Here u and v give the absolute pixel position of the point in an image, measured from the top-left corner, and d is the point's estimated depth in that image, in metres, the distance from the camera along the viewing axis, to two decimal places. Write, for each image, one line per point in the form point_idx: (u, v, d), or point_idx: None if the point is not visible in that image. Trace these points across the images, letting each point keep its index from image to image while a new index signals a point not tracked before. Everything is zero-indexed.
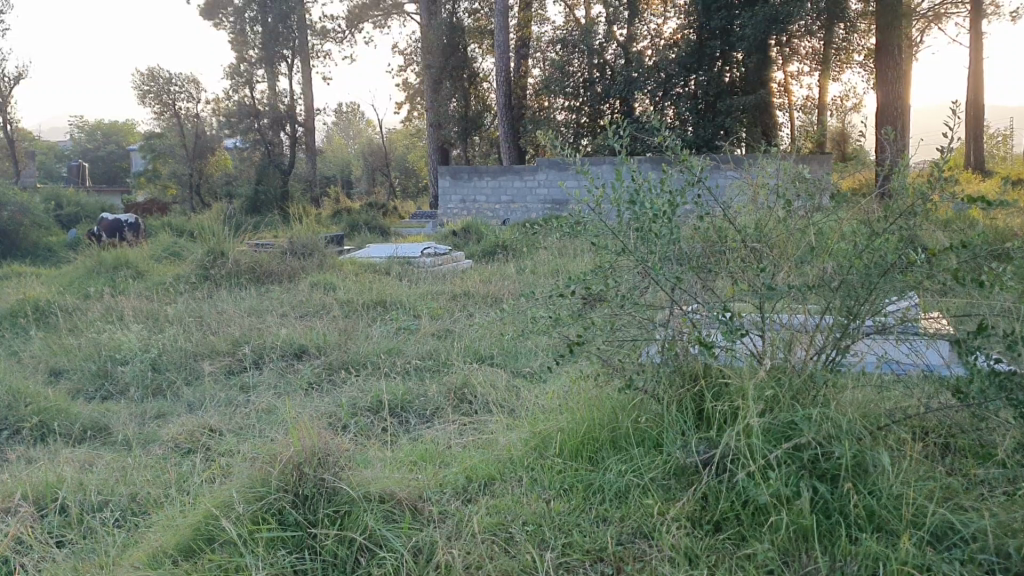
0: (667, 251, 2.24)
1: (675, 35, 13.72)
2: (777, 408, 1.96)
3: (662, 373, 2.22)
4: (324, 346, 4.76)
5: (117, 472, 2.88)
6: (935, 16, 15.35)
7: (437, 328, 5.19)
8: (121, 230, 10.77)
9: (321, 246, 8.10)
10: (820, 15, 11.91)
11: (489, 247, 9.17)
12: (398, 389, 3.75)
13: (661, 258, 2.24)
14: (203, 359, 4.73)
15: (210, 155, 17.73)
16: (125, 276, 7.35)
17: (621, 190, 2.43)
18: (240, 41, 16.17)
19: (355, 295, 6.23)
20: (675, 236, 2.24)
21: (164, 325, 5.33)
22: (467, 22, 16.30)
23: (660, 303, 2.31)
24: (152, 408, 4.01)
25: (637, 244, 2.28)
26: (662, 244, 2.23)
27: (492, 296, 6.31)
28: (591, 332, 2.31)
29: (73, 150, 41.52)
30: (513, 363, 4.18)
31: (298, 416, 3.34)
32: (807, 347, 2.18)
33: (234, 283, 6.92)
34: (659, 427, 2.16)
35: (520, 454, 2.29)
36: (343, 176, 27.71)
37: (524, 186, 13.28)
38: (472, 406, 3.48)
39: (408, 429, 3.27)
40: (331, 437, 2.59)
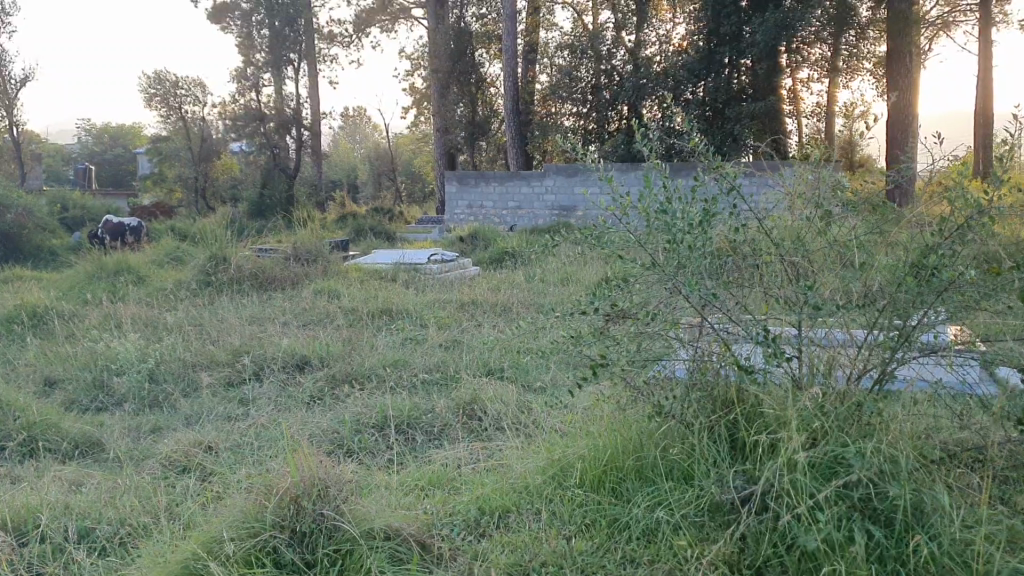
0: (701, 266, 2.06)
1: (684, 41, 13.62)
2: (823, 439, 1.79)
3: (692, 397, 2.04)
4: (328, 358, 4.59)
5: (106, 493, 2.72)
6: (942, 24, 15.24)
7: (445, 338, 5.02)
8: (124, 234, 10.62)
9: (326, 252, 7.93)
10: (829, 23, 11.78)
11: (497, 254, 9.01)
12: (404, 405, 3.61)
13: (695, 273, 2.06)
14: (201, 369, 4.56)
15: (216, 158, 17.60)
16: (126, 281, 7.20)
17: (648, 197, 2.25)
18: (247, 45, 16.04)
19: (360, 303, 6.07)
20: (707, 249, 2.07)
21: (162, 333, 5.17)
22: (475, 27, 16.20)
23: (690, 320, 2.13)
24: (148, 421, 3.85)
25: (667, 256, 2.10)
26: (694, 256, 2.06)
27: (501, 305, 6.14)
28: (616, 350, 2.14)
29: (80, 154, 41.51)
30: (523, 377, 4.02)
31: (299, 438, 3.18)
32: (851, 370, 2.00)
33: (235, 289, 6.76)
34: (690, 458, 1.98)
35: (536, 483, 2.11)
36: (348, 181, 27.62)
37: (532, 192, 13.11)
38: (485, 428, 3.34)
39: (419, 451, 3.11)
40: (331, 463, 2.42)
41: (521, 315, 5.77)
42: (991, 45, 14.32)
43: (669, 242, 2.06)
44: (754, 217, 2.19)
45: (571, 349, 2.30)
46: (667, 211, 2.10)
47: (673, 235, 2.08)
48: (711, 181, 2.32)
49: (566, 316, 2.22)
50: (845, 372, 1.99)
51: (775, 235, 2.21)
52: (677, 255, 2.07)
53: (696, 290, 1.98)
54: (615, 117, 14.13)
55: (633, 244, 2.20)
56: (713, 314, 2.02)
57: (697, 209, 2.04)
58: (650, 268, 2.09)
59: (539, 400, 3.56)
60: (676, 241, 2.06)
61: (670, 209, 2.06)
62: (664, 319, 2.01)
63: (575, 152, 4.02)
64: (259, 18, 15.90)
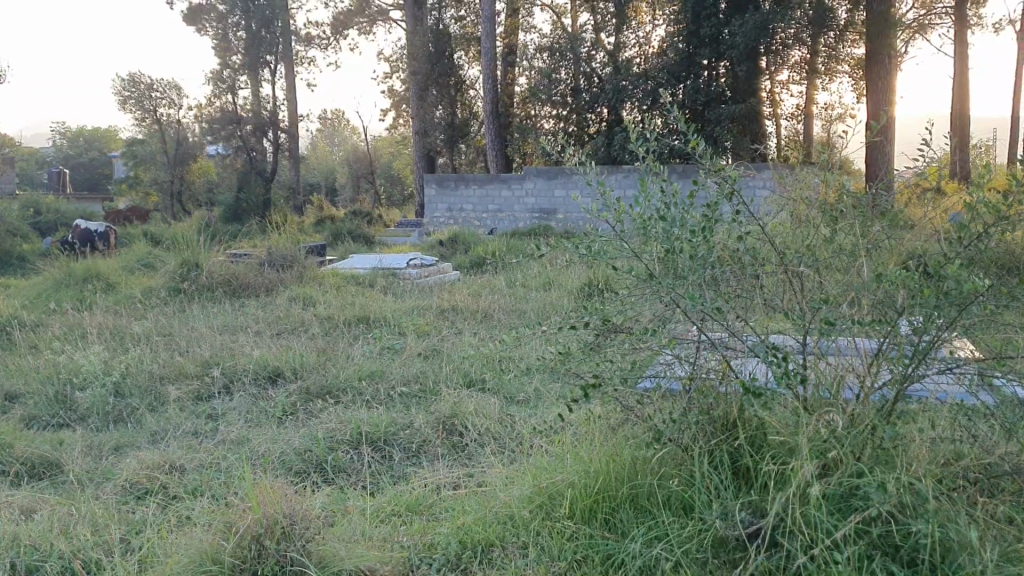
0: (701, 277, 1.92)
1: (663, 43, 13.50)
2: (838, 468, 1.64)
3: (692, 419, 1.89)
4: (301, 369, 4.41)
5: (58, 521, 2.52)
6: (918, 26, 15.29)
7: (424, 347, 4.86)
8: (94, 239, 10.34)
9: (302, 257, 7.74)
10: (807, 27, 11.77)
11: (476, 258, 8.86)
12: (380, 419, 3.50)
13: (694, 286, 1.91)
14: (168, 382, 4.36)
15: (192, 162, 17.33)
16: (95, 288, 6.97)
17: (643, 203, 2.11)
18: (223, 47, 15.77)
19: (336, 310, 5.89)
20: (709, 261, 1.93)
21: (129, 343, 4.96)
22: (454, 29, 16.03)
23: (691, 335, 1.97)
24: (110, 439, 3.65)
25: (665, 268, 1.96)
26: (694, 266, 1.92)
27: (482, 311, 5.98)
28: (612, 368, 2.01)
29: (54, 157, 40.99)
30: (505, 390, 3.89)
31: (267, 466, 3.01)
32: (861, 384, 1.86)
33: (208, 297, 6.56)
34: (690, 487, 1.83)
35: (522, 515, 1.94)
36: (326, 184, 27.42)
37: (512, 194, 12.95)
38: (470, 456, 3.11)
39: (397, 478, 2.93)
40: (297, 497, 2.24)
41: (502, 323, 5.62)
42: (966, 46, 14.31)
43: (667, 251, 1.92)
44: (758, 225, 2.05)
45: (561, 366, 2.15)
46: (666, 216, 1.96)
47: (669, 244, 1.94)
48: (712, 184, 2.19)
49: (555, 331, 2.07)
50: (855, 386, 1.85)
51: (780, 244, 2.08)
52: (677, 264, 1.92)
53: (699, 303, 1.84)
54: (594, 120, 14.06)
55: (629, 254, 2.06)
56: (716, 328, 1.87)
57: (700, 217, 1.89)
58: (647, 282, 1.95)
59: (525, 420, 3.40)
60: (675, 251, 1.93)
61: (670, 217, 1.92)
62: (658, 335, 1.87)
63: (559, 154, 3.87)
64: (235, 20, 15.67)
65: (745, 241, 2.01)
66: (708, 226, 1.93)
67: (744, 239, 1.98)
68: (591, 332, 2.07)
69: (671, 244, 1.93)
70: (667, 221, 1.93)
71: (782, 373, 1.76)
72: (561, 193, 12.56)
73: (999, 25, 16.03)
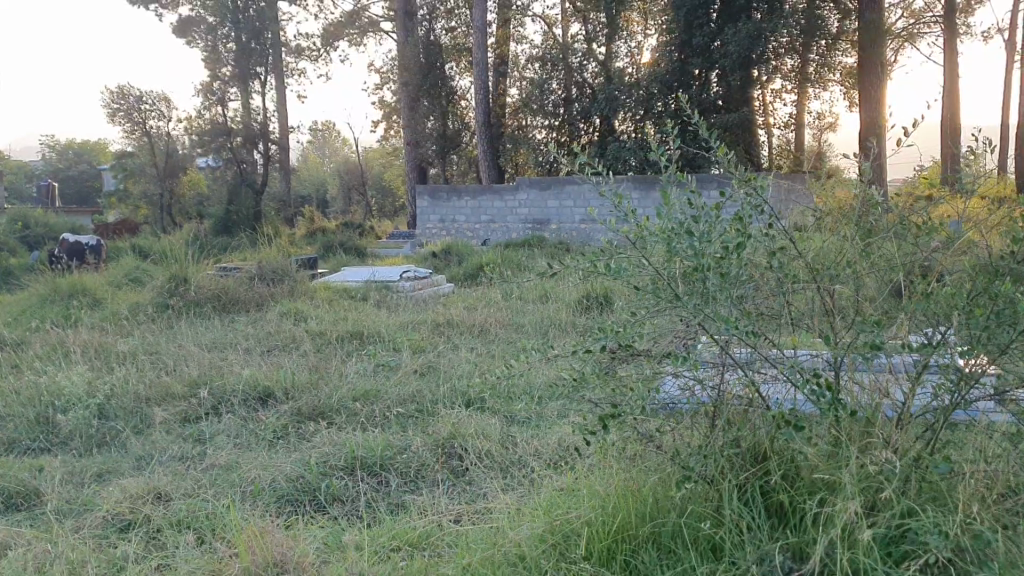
0: (731, 297, 1.79)
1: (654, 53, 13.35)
2: (887, 508, 1.51)
3: (722, 452, 1.75)
4: (293, 389, 4.23)
5: (34, 561, 2.37)
6: (907, 36, 15.35)
7: (420, 364, 4.71)
8: (84, 253, 10.20)
9: (293, 270, 7.57)
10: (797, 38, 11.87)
11: (471, 270, 8.72)
12: (376, 442, 3.36)
13: (722, 307, 1.78)
14: (155, 404, 4.19)
15: (182, 174, 17.17)
16: (81, 304, 6.79)
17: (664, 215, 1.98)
18: (213, 58, 15.58)
19: (328, 326, 5.72)
20: (739, 277, 1.79)
21: (114, 363, 4.78)
22: (444, 39, 15.95)
23: (719, 360, 1.84)
24: (93, 465, 3.48)
25: (691, 286, 1.82)
26: (720, 286, 1.78)
27: (478, 326, 5.81)
28: (636, 394, 1.87)
29: (43, 170, 40.75)
30: (505, 410, 3.76)
31: (254, 503, 2.86)
32: (903, 408, 1.74)
33: (197, 312, 6.39)
34: (720, 527, 1.69)
35: (533, 556, 1.78)
36: (318, 196, 27.31)
37: (505, 205, 12.81)
38: (472, 488, 2.97)
39: (396, 513, 2.79)
40: (284, 544, 2.12)
41: (500, 338, 5.47)
42: (956, 56, 14.23)
43: (693, 269, 1.78)
44: (790, 241, 1.92)
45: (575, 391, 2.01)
46: (692, 232, 1.82)
47: (696, 260, 1.80)
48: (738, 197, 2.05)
49: (569, 355, 1.92)
50: (895, 408, 1.73)
51: (814, 261, 1.94)
52: (704, 284, 1.79)
53: (734, 327, 1.70)
54: (585, 130, 13.98)
55: (649, 271, 1.92)
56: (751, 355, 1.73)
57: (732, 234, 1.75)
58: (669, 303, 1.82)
59: (529, 448, 3.25)
60: (702, 268, 1.79)
61: (699, 235, 1.78)
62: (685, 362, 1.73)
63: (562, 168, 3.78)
64: (225, 31, 15.52)
65: (777, 258, 1.87)
66: (741, 243, 1.78)
67: (775, 258, 1.84)
68: (606, 356, 1.94)
69: (697, 261, 1.79)
70: (693, 235, 1.79)
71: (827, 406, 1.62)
72: (556, 204, 12.43)
73: (989, 33, 15.98)
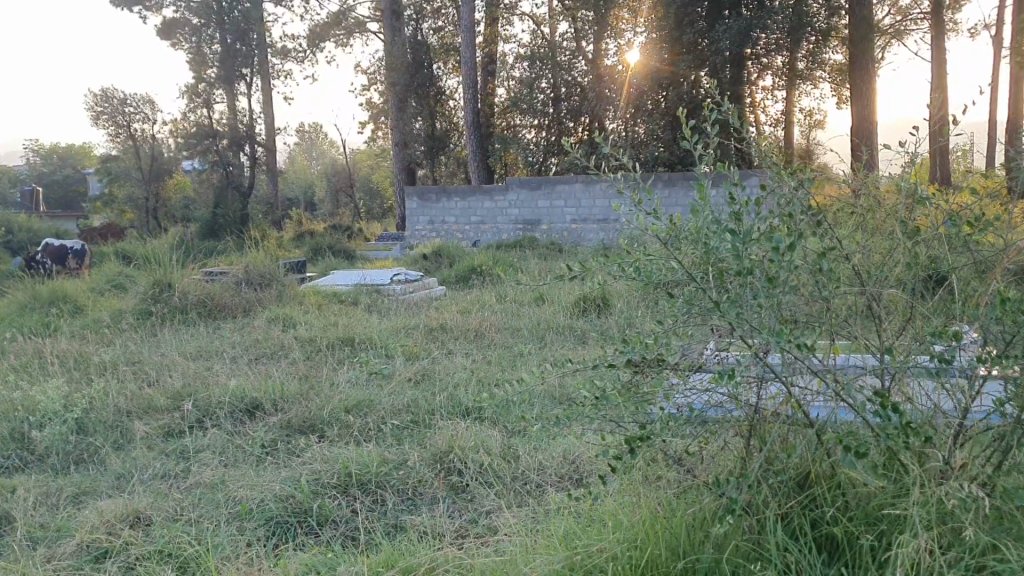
0: (778, 307, 1.67)
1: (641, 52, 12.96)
2: (959, 548, 1.43)
3: (766, 480, 1.64)
4: (282, 400, 4.04)
5: None
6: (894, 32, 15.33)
7: (414, 372, 4.53)
8: (67, 257, 9.96)
9: (281, 275, 7.36)
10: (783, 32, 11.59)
11: (463, 272, 8.53)
12: (370, 457, 3.18)
13: (767, 318, 1.66)
14: (136, 417, 3.99)
15: (167, 177, 16.91)
16: (62, 312, 6.57)
17: (699, 213, 1.84)
18: (198, 60, 15.38)
19: (319, 332, 5.52)
20: (787, 285, 1.66)
21: (94, 374, 4.56)
22: (432, 40, 15.78)
23: (761, 376, 1.72)
24: (69, 485, 3.28)
25: (735, 296, 1.70)
26: (767, 294, 1.64)
27: (473, 331, 5.63)
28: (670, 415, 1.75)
29: (29, 175, 40.29)
30: (504, 421, 3.60)
31: (240, 531, 2.69)
32: (957, 419, 1.65)
33: (183, 319, 6.18)
34: (767, 560, 1.58)
35: None
36: (304, 199, 27.04)
37: (495, 206, 12.62)
38: (475, 507, 2.83)
39: (394, 538, 2.61)
40: None
41: (496, 343, 5.29)
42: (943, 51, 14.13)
43: (740, 274, 1.62)
44: (836, 244, 1.81)
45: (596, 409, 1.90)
46: (735, 232, 1.66)
47: (740, 262, 1.64)
48: (775, 191, 1.91)
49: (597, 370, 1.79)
50: (951, 422, 1.65)
51: (858, 267, 1.84)
52: (750, 292, 1.65)
53: (785, 341, 1.56)
54: (575, 129, 14.10)
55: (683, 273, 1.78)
56: (805, 372, 1.61)
57: (782, 238, 1.60)
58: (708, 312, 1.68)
59: (535, 462, 3.10)
60: (748, 272, 1.66)
61: (746, 239, 1.62)
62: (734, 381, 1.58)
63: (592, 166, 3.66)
64: (211, 33, 15.32)
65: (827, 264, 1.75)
66: (791, 248, 1.63)
67: (825, 263, 1.71)
68: (633, 370, 1.81)
69: (741, 263, 1.62)
70: (741, 238, 1.63)
71: (898, 432, 1.50)
72: (547, 204, 12.25)
73: (974, 29, 15.90)
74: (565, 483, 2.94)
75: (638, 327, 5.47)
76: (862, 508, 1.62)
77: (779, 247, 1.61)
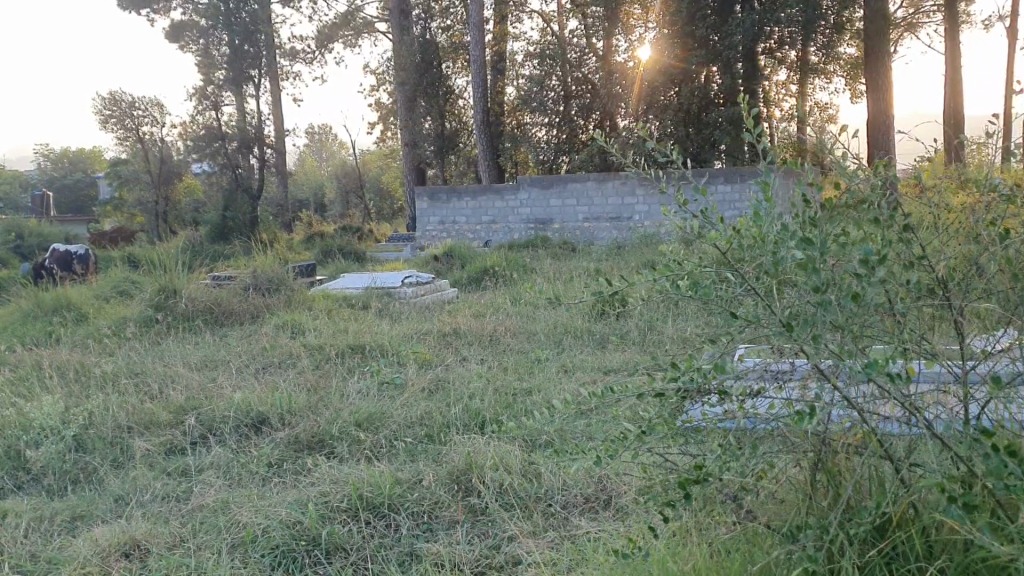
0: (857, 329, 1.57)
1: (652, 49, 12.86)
2: None
3: (849, 527, 1.55)
4: (290, 414, 3.84)
5: None
6: (907, 25, 15.08)
7: (429, 379, 4.35)
8: (72, 263, 9.80)
9: (290, 279, 7.17)
10: (796, 27, 11.29)
11: (475, 273, 8.32)
12: (382, 477, 2.97)
13: (845, 341, 1.56)
14: (137, 432, 3.80)
15: (177, 180, 16.77)
16: (66, 320, 6.40)
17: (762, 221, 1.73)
18: (206, 63, 15.24)
19: (328, 339, 5.31)
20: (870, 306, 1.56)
21: (95, 386, 4.38)
22: (441, 39, 15.62)
23: (839, 401, 1.62)
24: (65, 508, 3.10)
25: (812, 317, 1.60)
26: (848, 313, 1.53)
27: (488, 335, 5.42)
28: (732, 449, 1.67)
29: (40, 180, 40.36)
30: (524, 436, 3.41)
31: (241, 564, 2.50)
32: None
33: (189, 326, 6.00)
34: None
35: None
36: (314, 201, 26.95)
37: (506, 205, 12.41)
38: (495, 533, 2.65)
39: (411, 571, 2.42)
40: None
41: (512, 348, 5.10)
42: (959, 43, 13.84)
43: (818, 290, 1.53)
44: (918, 255, 1.71)
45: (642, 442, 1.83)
46: (812, 243, 1.57)
47: (818, 277, 1.55)
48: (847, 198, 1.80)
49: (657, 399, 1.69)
50: None
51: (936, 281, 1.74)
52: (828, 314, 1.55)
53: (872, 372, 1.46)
54: (586, 126, 13.91)
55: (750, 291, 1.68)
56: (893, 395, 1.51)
57: (871, 251, 1.50)
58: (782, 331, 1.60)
59: (558, 481, 2.93)
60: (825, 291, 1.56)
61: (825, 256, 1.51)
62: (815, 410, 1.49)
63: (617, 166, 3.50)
64: (220, 35, 15.19)
65: (911, 276, 1.65)
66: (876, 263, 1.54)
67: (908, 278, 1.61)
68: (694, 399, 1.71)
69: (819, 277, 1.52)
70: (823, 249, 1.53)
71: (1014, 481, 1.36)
72: (559, 202, 12.04)
73: (988, 21, 15.60)
74: (601, 527, 2.58)
75: (659, 331, 5.26)
76: (954, 559, 1.52)
77: (865, 261, 1.51)
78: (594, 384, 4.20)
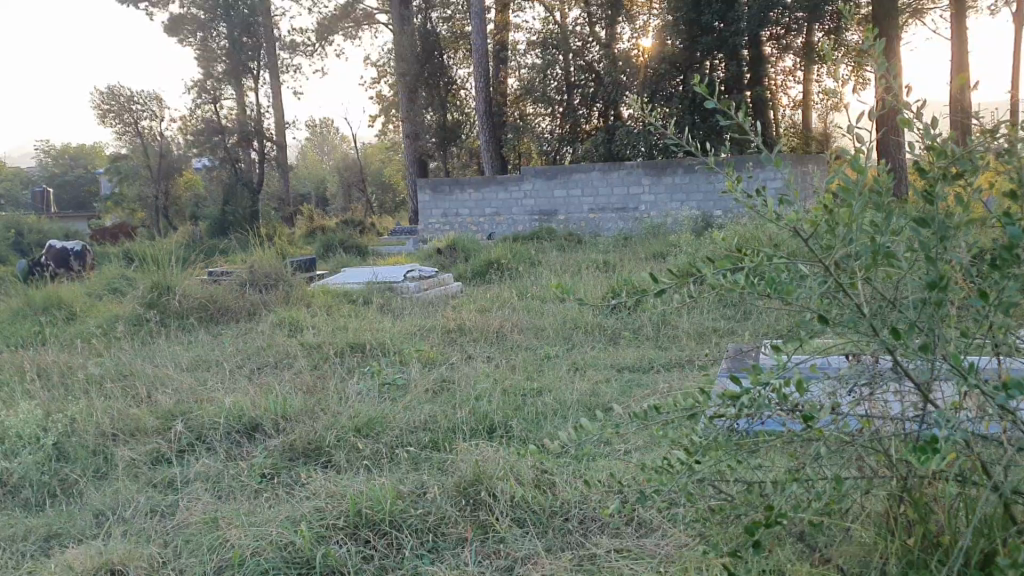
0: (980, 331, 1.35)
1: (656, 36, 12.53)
2: None
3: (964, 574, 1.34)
4: (284, 420, 3.59)
5: None
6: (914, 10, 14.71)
7: (434, 380, 4.11)
8: (69, 259, 9.55)
9: (288, 274, 6.92)
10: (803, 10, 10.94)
11: (480, 266, 8.05)
12: (383, 490, 2.72)
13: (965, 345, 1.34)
14: (123, 440, 3.56)
15: (176, 174, 16.53)
16: (57, 319, 6.17)
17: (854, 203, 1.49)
18: (206, 56, 14.96)
19: (327, 337, 5.06)
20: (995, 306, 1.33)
21: (81, 390, 4.14)
22: (442, 29, 15.30)
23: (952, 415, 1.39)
24: (41, 525, 2.86)
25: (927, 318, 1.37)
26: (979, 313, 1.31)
27: (495, 331, 5.18)
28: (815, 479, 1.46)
29: (41, 177, 40.20)
30: (535, 445, 3.16)
31: None
32: None
33: (183, 325, 5.76)
34: None
35: None
36: (316, 195, 26.72)
37: (509, 197, 12.14)
38: (508, 552, 2.41)
39: None
40: None
41: (520, 346, 4.85)
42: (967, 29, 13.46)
43: (938, 286, 1.31)
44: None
45: (694, 472, 1.60)
46: (933, 226, 1.34)
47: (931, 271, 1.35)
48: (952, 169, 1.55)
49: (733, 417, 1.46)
50: None
51: None
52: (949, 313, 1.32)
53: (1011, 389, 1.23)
54: (588, 116, 13.58)
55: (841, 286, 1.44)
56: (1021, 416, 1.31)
57: (1010, 240, 1.28)
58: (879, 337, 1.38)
59: (573, 492, 2.67)
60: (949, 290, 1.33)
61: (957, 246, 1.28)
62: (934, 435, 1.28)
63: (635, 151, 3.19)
64: (218, 28, 14.89)
65: None
66: (1010, 256, 1.31)
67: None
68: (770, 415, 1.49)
69: (936, 269, 1.32)
70: (941, 237, 1.34)
71: None
72: (563, 193, 11.76)
73: (996, 7, 15.25)
74: (640, 569, 2.20)
75: (674, 327, 5.00)
76: None
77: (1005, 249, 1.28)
78: (609, 384, 3.94)
